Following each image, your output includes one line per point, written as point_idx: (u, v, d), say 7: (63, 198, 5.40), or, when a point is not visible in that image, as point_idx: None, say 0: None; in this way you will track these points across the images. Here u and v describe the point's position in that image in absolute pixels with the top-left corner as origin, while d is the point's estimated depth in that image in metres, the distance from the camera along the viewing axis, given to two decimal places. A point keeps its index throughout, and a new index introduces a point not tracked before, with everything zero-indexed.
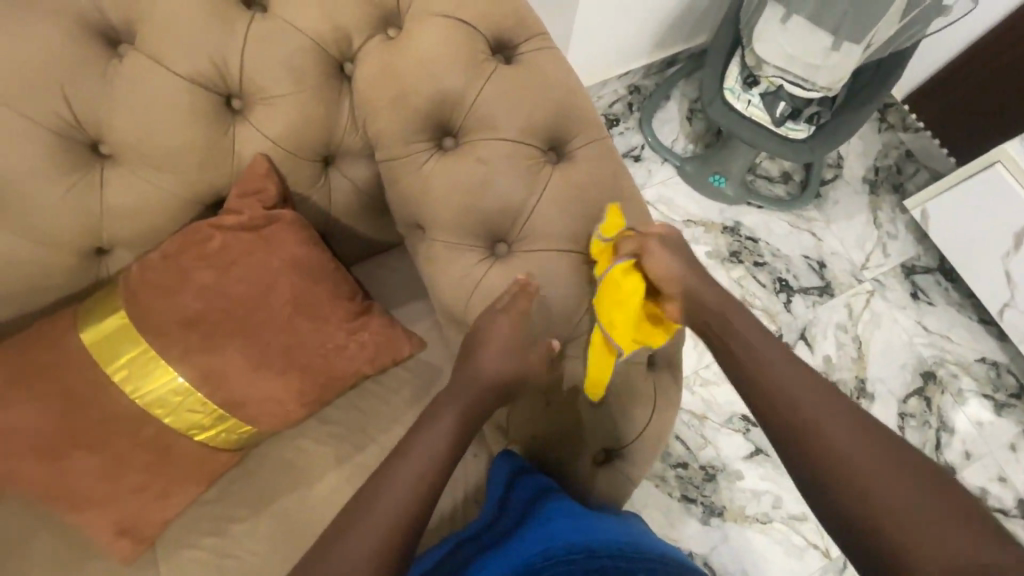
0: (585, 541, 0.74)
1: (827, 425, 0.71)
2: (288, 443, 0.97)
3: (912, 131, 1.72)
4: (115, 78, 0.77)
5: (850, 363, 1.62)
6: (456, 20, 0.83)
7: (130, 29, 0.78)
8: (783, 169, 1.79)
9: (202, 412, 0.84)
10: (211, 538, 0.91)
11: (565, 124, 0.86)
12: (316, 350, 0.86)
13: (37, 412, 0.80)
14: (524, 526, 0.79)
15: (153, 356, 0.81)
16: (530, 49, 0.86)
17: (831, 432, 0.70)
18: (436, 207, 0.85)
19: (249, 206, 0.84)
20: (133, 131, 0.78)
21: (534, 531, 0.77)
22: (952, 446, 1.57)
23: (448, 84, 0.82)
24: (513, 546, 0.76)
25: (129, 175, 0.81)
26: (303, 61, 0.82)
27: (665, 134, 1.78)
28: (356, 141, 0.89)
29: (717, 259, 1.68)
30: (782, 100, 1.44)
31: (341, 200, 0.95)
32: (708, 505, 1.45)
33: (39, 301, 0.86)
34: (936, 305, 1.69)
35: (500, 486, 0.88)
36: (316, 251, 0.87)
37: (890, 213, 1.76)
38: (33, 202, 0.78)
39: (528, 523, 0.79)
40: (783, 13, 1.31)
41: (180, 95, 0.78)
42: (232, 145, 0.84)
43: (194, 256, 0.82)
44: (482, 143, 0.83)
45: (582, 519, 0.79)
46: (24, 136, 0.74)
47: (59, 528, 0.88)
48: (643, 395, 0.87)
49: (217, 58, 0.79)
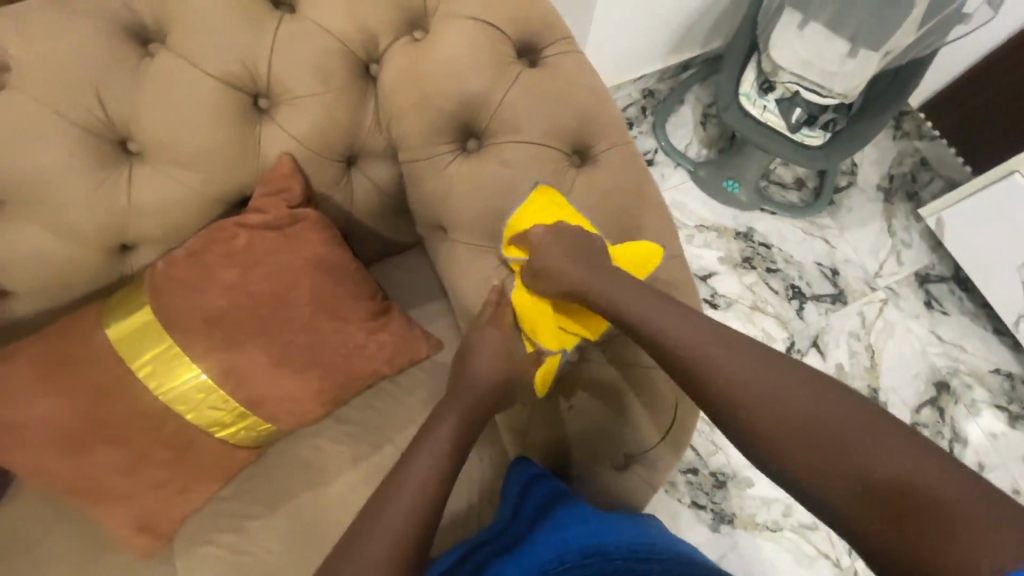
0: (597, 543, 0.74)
1: (809, 410, 0.63)
2: (305, 442, 0.97)
3: (928, 139, 1.69)
4: (146, 76, 0.78)
5: (863, 372, 1.61)
6: (482, 23, 0.83)
7: (162, 28, 0.79)
8: (797, 176, 1.78)
9: (224, 410, 0.84)
10: (226, 536, 0.91)
11: (589, 128, 0.85)
12: (337, 350, 0.86)
13: (62, 406, 0.81)
14: (540, 531, 0.79)
15: (178, 353, 0.81)
16: (555, 53, 0.86)
17: (817, 420, 0.62)
18: (458, 210, 0.85)
19: (274, 205, 0.84)
20: (161, 128, 0.79)
21: (551, 536, 0.77)
22: (965, 457, 1.56)
23: (474, 86, 0.82)
24: (527, 550, 0.76)
25: (156, 171, 0.82)
26: (329, 61, 0.82)
27: (679, 138, 1.78)
28: (380, 143, 0.90)
29: (729, 265, 1.68)
30: (798, 107, 1.43)
31: (362, 200, 0.95)
32: (717, 512, 1.45)
33: (65, 295, 0.87)
34: (950, 314, 1.68)
35: (513, 489, 0.88)
36: (338, 251, 0.88)
37: (905, 221, 1.75)
38: (61, 198, 0.78)
39: (541, 527, 0.79)
40: (800, 20, 1.31)
41: (208, 93, 0.79)
42: (258, 144, 0.84)
43: (219, 254, 0.82)
44: (506, 146, 0.83)
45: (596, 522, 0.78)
46: (54, 133, 0.75)
47: (79, 521, 0.88)
48: (665, 402, 0.86)
49: (246, 59, 0.80)
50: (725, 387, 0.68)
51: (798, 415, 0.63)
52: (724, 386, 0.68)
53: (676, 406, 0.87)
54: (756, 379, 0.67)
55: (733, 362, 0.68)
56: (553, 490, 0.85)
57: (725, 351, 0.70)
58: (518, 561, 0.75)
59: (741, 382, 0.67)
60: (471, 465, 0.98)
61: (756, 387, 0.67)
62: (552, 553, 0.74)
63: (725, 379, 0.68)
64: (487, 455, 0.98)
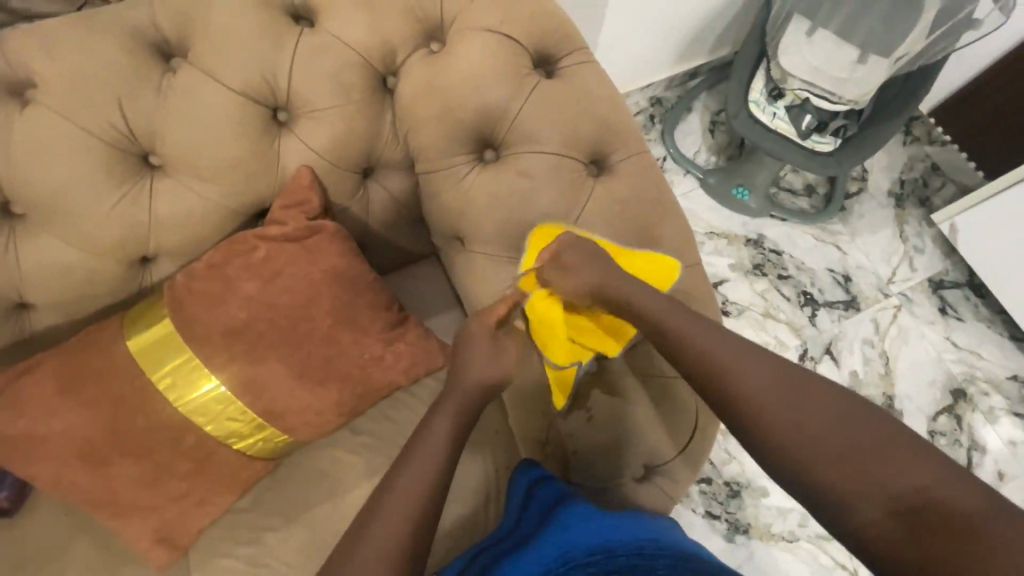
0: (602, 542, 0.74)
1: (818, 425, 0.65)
2: (323, 453, 0.97)
3: (938, 144, 1.71)
4: (169, 90, 0.79)
5: (878, 379, 1.59)
6: (500, 35, 0.83)
7: (184, 45, 0.80)
8: (807, 182, 1.77)
9: (242, 422, 0.84)
10: (244, 548, 0.90)
11: (607, 138, 0.86)
12: (356, 361, 0.86)
13: (83, 419, 0.81)
14: (546, 529, 0.78)
15: (197, 365, 0.82)
16: (571, 63, 0.87)
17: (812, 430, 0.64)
18: (476, 220, 0.86)
19: (293, 217, 0.85)
20: (184, 142, 0.80)
21: (558, 534, 0.76)
22: (985, 465, 1.54)
23: (492, 97, 0.83)
24: (532, 551, 0.76)
25: (177, 185, 0.82)
26: (348, 74, 0.83)
27: (687, 146, 1.78)
28: (397, 154, 0.90)
29: (740, 271, 1.67)
30: (808, 113, 1.41)
31: (378, 211, 0.95)
32: (732, 522, 1.43)
33: (85, 308, 0.87)
34: (965, 321, 1.66)
35: (520, 490, 0.87)
36: (355, 262, 0.87)
37: (917, 226, 1.73)
38: (84, 212, 0.79)
39: (546, 528, 0.78)
40: (809, 27, 1.33)
41: (230, 107, 0.80)
42: (277, 157, 0.85)
43: (238, 266, 0.83)
44: (523, 156, 0.84)
45: (602, 521, 0.77)
46: (79, 147, 0.76)
47: (97, 534, 0.88)
48: (684, 410, 0.86)
49: (267, 73, 0.81)
50: (738, 391, 0.69)
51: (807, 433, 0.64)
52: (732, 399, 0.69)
53: (696, 420, 0.86)
54: (760, 394, 0.68)
55: (755, 381, 0.69)
56: (555, 490, 0.84)
57: (750, 363, 0.70)
58: (527, 557, 0.75)
59: (764, 397, 0.68)
60: (486, 475, 0.97)
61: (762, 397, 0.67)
62: (556, 551, 0.74)
63: (744, 396, 0.69)
64: (502, 464, 0.98)
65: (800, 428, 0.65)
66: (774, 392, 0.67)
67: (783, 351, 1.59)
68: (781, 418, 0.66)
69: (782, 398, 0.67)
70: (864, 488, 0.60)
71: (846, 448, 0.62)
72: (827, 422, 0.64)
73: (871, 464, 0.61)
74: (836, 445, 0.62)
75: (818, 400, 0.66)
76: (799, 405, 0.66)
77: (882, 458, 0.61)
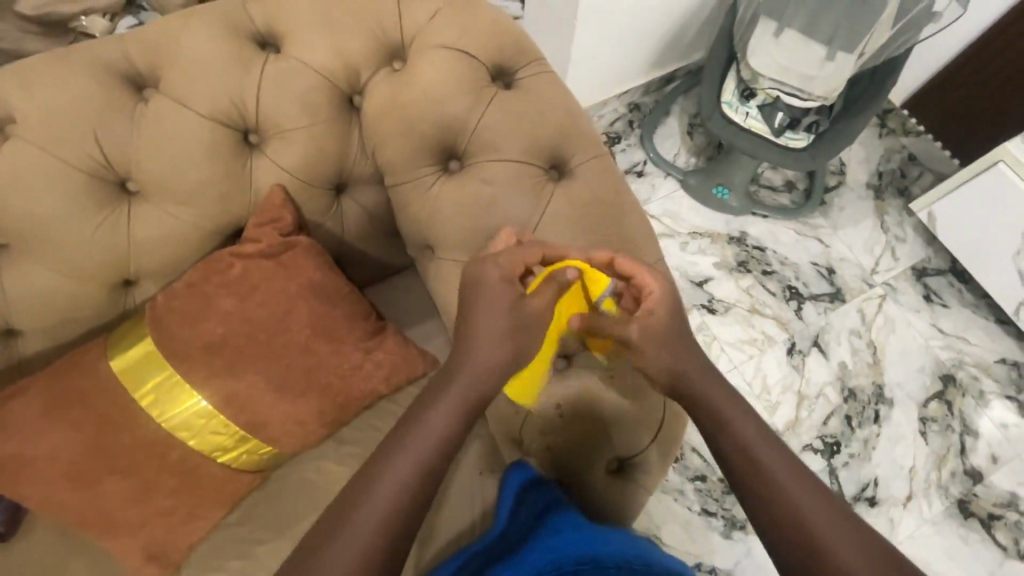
0: (591, 551, 0.75)
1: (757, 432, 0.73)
2: (310, 465, 0.99)
3: (913, 135, 1.75)
4: (142, 119, 0.82)
5: (867, 368, 1.61)
6: (459, 52, 0.87)
7: (156, 76, 0.84)
8: (786, 178, 1.81)
9: (225, 434, 0.86)
10: (236, 562, 0.92)
11: (566, 144, 0.89)
12: (334, 370, 0.89)
13: (72, 439, 0.83)
14: (535, 536, 0.81)
15: (178, 381, 0.84)
16: (528, 74, 0.91)
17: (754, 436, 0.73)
18: (444, 230, 0.89)
19: (267, 234, 0.88)
20: (160, 168, 0.83)
21: (546, 541, 0.78)
22: (977, 450, 1.55)
23: (454, 110, 0.86)
24: (525, 556, 0.77)
25: (153, 209, 0.86)
26: (316, 96, 0.87)
27: (667, 149, 1.81)
28: (367, 170, 0.94)
29: (725, 269, 1.69)
30: (780, 111, 1.43)
31: (353, 226, 0.98)
32: (729, 518, 1.44)
33: (72, 332, 0.90)
34: (950, 306, 1.68)
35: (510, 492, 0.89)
36: (332, 276, 0.91)
37: (897, 216, 1.76)
38: (67, 238, 0.82)
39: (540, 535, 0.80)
40: (775, 28, 1.35)
41: (202, 132, 0.84)
42: (250, 177, 0.89)
43: (217, 283, 0.86)
44: (486, 165, 0.87)
45: (588, 531, 0.80)
46: (59, 178, 0.80)
47: (90, 554, 0.90)
48: (653, 405, 0.88)
49: (235, 98, 0.84)
50: (733, 430, 0.74)
51: (751, 435, 0.73)
52: (701, 395, 0.76)
53: (663, 406, 0.88)
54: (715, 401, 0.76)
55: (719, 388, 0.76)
56: (545, 499, 0.87)
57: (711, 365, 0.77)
58: (515, 563, 0.76)
59: (754, 451, 0.72)
60: (471, 477, 0.99)
61: (717, 401, 0.75)
62: (547, 555, 0.76)
63: (730, 430, 0.74)
64: (487, 466, 1.00)
65: (781, 488, 0.69)
66: (761, 442, 0.73)
67: (772, 346, 1.61)
68: (770, 474, 0.70)
69: (769, 463, 0.71)
70: (835, 563, 0.63)
71: (820, 523, 0.66)
72: (773, 452, 0.72)
73: (841, 535, 0.65)
74: (811, 510, 0.67)
75: (801, 474, 0.70)
76: (783, 466, 0.71)
77: (853, 539, 0.65)
